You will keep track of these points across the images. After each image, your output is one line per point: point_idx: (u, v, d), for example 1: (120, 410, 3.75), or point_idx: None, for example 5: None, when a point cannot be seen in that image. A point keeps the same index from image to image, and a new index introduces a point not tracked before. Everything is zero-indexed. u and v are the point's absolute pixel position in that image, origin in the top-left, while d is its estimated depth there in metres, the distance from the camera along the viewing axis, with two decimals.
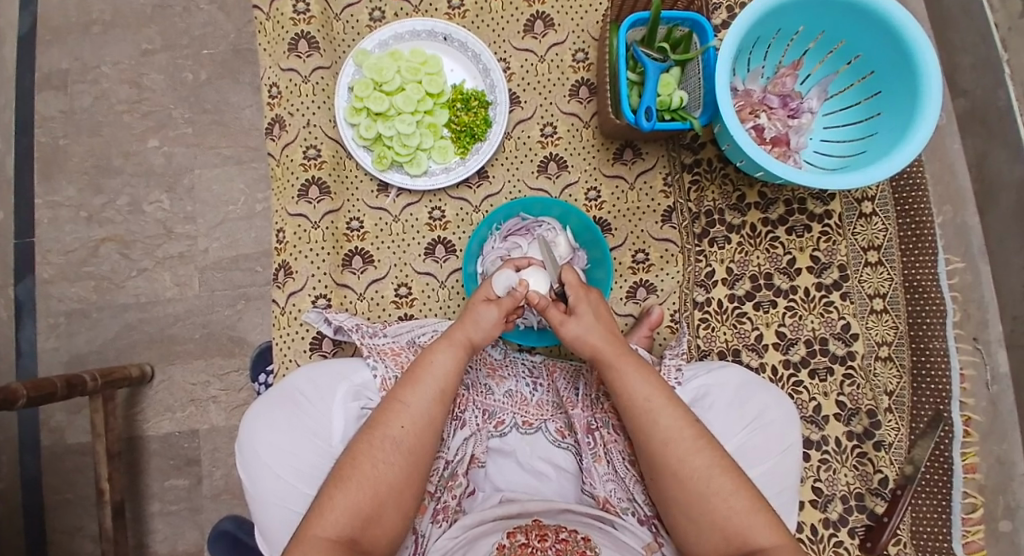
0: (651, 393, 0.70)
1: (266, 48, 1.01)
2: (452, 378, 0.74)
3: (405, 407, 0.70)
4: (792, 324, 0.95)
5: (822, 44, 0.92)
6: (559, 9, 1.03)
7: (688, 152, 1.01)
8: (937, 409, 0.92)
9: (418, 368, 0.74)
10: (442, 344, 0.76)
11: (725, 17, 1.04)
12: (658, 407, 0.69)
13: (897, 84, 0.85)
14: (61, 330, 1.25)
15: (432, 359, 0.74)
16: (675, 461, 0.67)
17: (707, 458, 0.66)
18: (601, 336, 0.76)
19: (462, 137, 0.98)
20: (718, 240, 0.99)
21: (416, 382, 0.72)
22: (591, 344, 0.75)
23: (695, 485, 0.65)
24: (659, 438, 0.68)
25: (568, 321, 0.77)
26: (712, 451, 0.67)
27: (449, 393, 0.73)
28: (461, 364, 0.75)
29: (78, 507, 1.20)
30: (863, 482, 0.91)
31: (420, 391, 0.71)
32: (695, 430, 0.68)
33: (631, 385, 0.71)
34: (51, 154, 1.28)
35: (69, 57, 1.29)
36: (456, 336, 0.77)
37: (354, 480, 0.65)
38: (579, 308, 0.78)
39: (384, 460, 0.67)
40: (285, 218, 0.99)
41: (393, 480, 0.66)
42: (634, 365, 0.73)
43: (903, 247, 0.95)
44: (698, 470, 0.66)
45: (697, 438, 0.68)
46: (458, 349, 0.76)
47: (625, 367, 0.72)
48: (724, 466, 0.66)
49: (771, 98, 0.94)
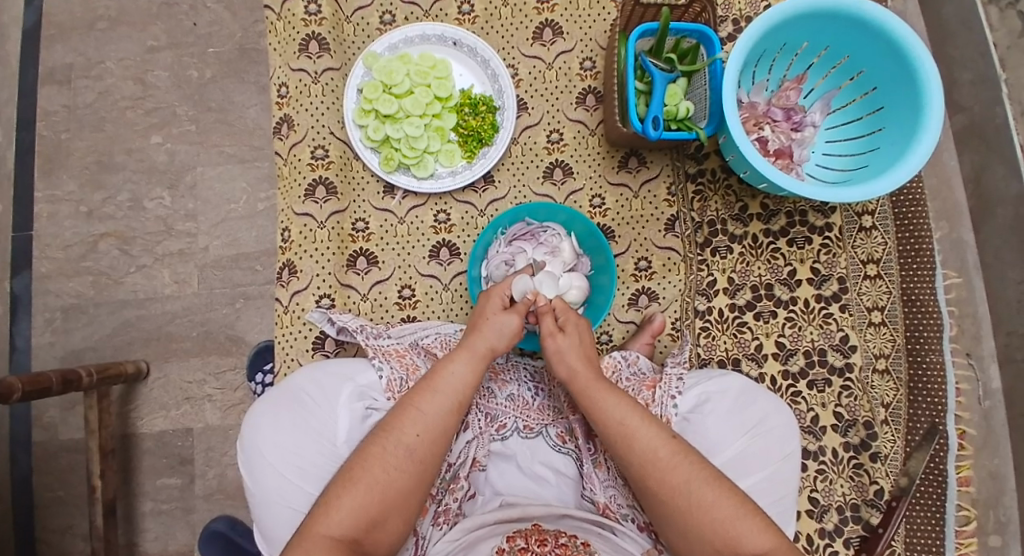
0: (625, 413, 0.70)
1: (277, 47, 1.02)
2: (469, 391, 0.74)
3: (420, 415, 0.70)
4: (791, 334, 0.96)
5: (826, 60, 0.94)
6: (568, 18, 1.04)
7: (692, 162, 1.02)
8: (933, 422, 0.93)
9: (433, 376, 0.73)
10: (461, 353, 0.75)
11: (731, 29, 1.06)
12: (634, 428, 0.69)
13: (899, 100, 0.86)
14: (58, 325, 1.24)
15: (449, 367, 0.74)
16: (654, 480, 0.67)
17: (685, 473, 0.66)
18: (581, 359, 0.77)
19: (469, 141, 0.99)
20: (720, 249, 1.00)
21: (432, 390, 0.72)
22: (570, 369, 0.77)
23: (674, 503, 0.66)
24: (637, 458, 0.68)
25: (557, 335, 0.79)
26: (692, 465, 0.67)
27: (463, 404, 0.73)
28: (477, 375, 0.75)
29: (68, 504, 1.19)
30: (860, 493, 0.92)
31: (435, 400, 0.71)
32: (672, 448, 0.68)
33: (607, 408, 0.71)
34: (52, 148, 1.27)
35: (73, 52, 1.29)
36: (474, 344, 0.77)
37: (363, 483, 0.65)
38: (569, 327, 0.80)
39: (396, 467, 0.66)
40: (291, 217, 1.00)
41: (401, 487, 0.66)
42: (606, 393, 0.73)
43: (902, 261, 0.97)
44: (675, 486, 0.66)
45: (674, 454, 0.68)
46: (475, 359, 0.75)
47: (596, 393, 0.73)
48: (704, 479, 0.66)
49: (775, 111, 0.95)
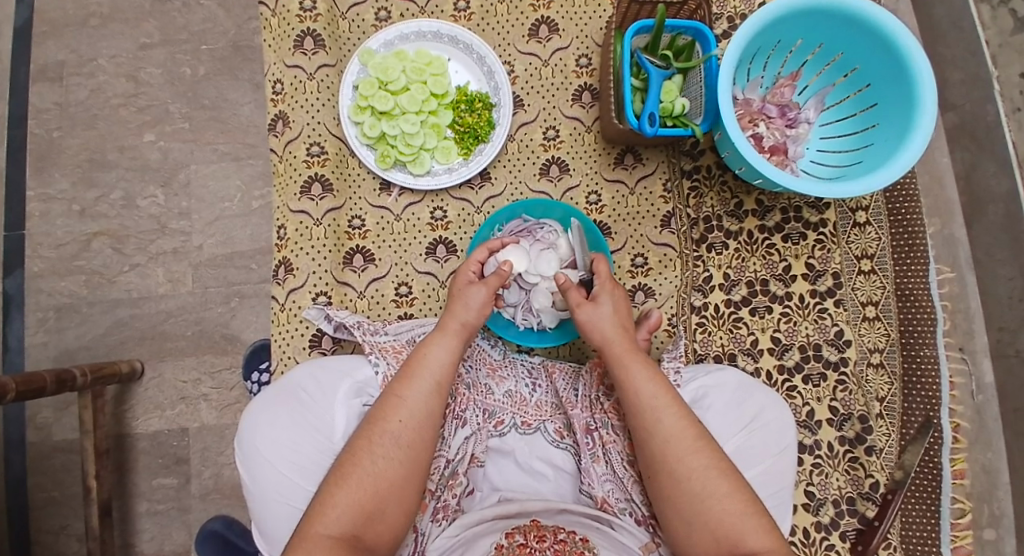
0: (651, 391, 0.71)
1: (271, 44, 1.01)
2: (448, 370, 0.74)
3: (402, 402, 0.71)
4: (786, 329, 0.97)
5: (820, 57, 0.94)
6: (563, 15, 1.04)
7: (687, 159, 1.02)
8: (927, 415, 0.94)
9: (411, 362, 0.74)
10: (437, 335, 0.76)
11: (726, 27, 1.06)
12: (662, 405, 0.70)
13: (892, 96, 0.87)
14: (51, 324, 1.23)
15: (426, 350, 0.75)
16: (674, 461, 0.68)
17: (705, 458, 0.67)
18: (613, 328, 0.77)
19: (466, 138, 0.99)
20: (716, 245, 1.00)
21: (412, 376, 0.73)
22: (603, 335, 0.77)
23: (689, 485, 0.66)
24: (659, 438, 0.69)
25: (585, 305, 0.80)
26: (710, 452, 0.67)
27: (445, 385, 0.73)
28: (454, 354, 0.76)
29: (63, 506, 1.18)
30: (855, 486, 0.92)
31: (416, 384, 0.72)
32: (696, 431, 0.69)
33: (635, 383, 0.72)
34: (44, 146, 1.26)
35: (65, 49, 1.28)
36: (449, 324, 0.77)
37: (355, 477, 0.66)
38: (602, 297, 0.80)
39: (384, 456, 0.67)
40: (286, 214, 0.99)
41: (394, 477, 0.67)
42: (640, 361, 0.74)
43: (895, 255, 0.98)
44: (693, 470, 0.66)
45: (697, 438, 0.68)
46: (451, 338, 0.76)
47: (633, 365, 0.73)
48: (721, 468, 0.66)
49: (770, 107, 0.96)
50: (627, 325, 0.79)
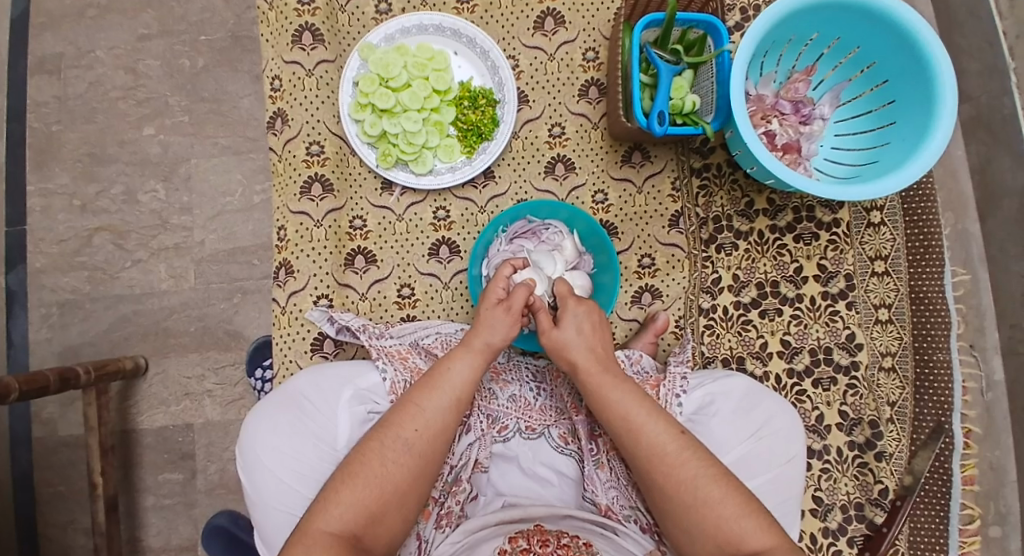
0: (630, 408, 0.70)
1: (270, 39, 0.99)
2: (469, 387, 0.73)
3: (420, 410, 0.70)
4: (797, 332, 0.95)
5: (837, 51, 0.91)
6: (570, 7, 1.00)
7: (697, 156, 1.00)
8: (938, 421, 0.91)
9: (435, 374, 0.73)
10: (460, 351, 0.75)
11: (738, 19, 1.03)
12: (640, 423, 0.69)
13: (911, 93, 0.84)
14: (54, 321, 1.23)
15: (449, 365, 0.74)
16: (662, 475, 0.67)
17: (693, 468, 0.66)
18: (583, 352, 0.75)
19: (469, 136, 0.97)
20: (725, 246, 0.98)
21: (432, 387, 0.72)
22: (571, 360, 0.75)
23: (680, 497, 0.65)
24: (644, 453, 0.68)
25: (552, 330, 0.77)
26: (700, 460, 0.66)
27: (465, 400, 0.73)
28: (478, 372, 0.74)
29: (70, 500, 1.19)
30: (864, 492, 0.91)
31: (436, 396, 0.71)
32: (679, 442, 0.68)
33: (612, 400, 0.71)
34: (44, 141, 1.25)
35: (62, 41, 1.25)
36: (476, 342, 0.76)
37: (361, 477, 0.65)
38: (565, 318, 0.77)
39: (394, 460, 0.67)
40: (286, 216, 0.97)
41: (399, 481, 0.66)
42: (611, 382, 0.72)
43: (910, 257, 0.95)
44: (682, 481, 0.65)
45: (682, 449, 0.67)
46: (475, 356, 0.75)
47: (602, 384, 0.72)
48: (712, 475, 0.65)
49: (784, 104, 0.92)
50: (599, 348, 0.76)
